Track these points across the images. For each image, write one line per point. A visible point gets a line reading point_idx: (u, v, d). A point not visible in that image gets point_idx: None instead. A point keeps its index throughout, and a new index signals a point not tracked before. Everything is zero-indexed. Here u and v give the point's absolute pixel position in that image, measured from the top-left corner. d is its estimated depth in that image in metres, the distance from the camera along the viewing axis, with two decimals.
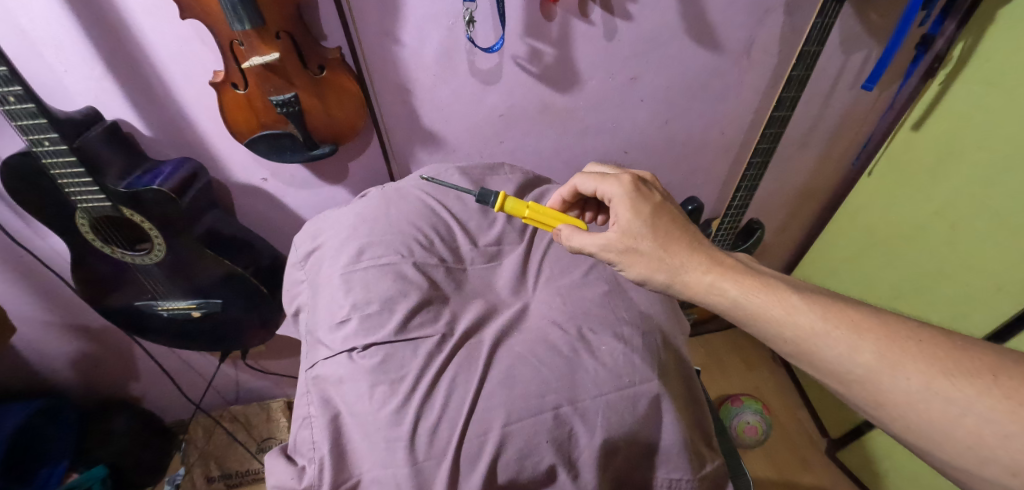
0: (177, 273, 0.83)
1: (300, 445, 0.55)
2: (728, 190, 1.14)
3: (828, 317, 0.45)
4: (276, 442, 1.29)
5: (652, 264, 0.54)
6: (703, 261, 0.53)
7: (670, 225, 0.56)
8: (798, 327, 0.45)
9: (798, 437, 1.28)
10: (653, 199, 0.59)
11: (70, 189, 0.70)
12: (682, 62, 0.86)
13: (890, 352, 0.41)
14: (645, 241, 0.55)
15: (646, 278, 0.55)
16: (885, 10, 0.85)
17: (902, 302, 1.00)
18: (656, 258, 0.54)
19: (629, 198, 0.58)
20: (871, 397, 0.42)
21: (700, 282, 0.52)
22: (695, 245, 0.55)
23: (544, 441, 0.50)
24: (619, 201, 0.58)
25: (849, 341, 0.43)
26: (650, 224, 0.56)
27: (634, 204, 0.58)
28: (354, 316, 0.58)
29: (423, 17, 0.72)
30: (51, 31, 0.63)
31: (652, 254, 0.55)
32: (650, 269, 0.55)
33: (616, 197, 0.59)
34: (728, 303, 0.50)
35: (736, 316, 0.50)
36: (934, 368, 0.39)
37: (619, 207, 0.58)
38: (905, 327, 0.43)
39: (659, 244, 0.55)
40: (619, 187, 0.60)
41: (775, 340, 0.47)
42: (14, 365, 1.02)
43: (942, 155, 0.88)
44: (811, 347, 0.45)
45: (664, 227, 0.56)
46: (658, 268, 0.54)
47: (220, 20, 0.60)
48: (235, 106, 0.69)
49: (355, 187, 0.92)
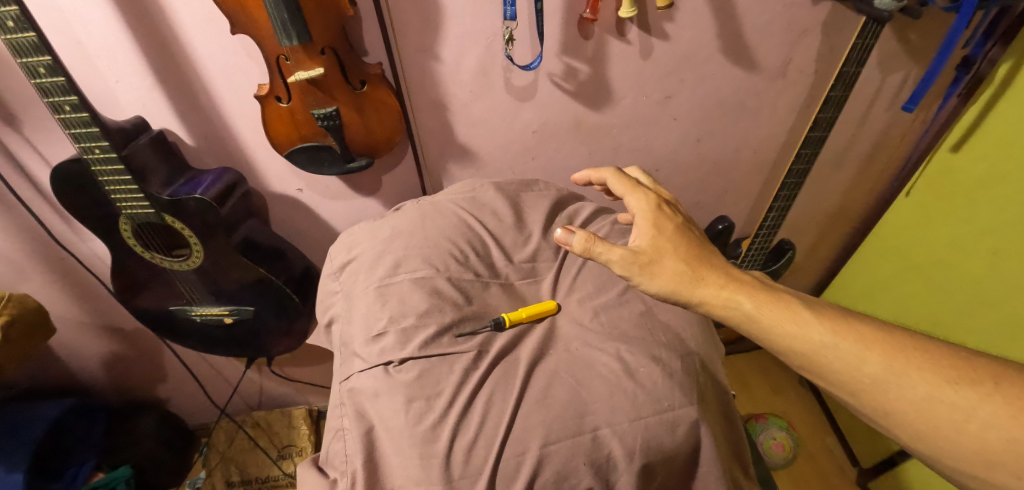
0: (213, 280, 0.85)
1: (333, 457, 0.56)
2: (759, 209, 1.12)
3: (835, 329, 0.44)
4: (296, 450, 1.30)
5: (673, 277, 0.51)
6: (719, 276, 0.50)
7: (693, 243, 0.53)
8: (807, 340, 0.44)
9: (826, 463, 1.24)
10: (676, 218, 0.56)
11: (117, 195, 0.71)
12: (717, 81, 0.86)
13: (896, 362, 0.41)
14: (668, 255, 0.52)
15: (667, 292, 0.51)
16: (926, 32, 0.83)
17: (937, 327, 0.97)
18: (678, 271, 0.51)
19: (654, 213, 0.56)
20: (880, 407, 0.42)
21: (717, 296, 0.49)
22: (715, 263, 0.52)
23: (582, 463, 0.49)
24: (644, 215, 0.56)
25: (856, 353, 0.43)
26: (674, 239, 0.53)
27: (656, 220, 0.55)
28: (391, 330, 0.58)
29: (462, 35, 0.73)
30: (106, 44, 0.65)
31: (674, 267, 0.51)
32: (671, 282, 0.51)
33: (641, 211, 0.56)
34: (742, 317, 0.48)
35: (749, 330, 0.48)
36: (938, 377, 0.40)
37: (641, 221, 0.55)
38: (910, 338, 0.43)
39: (681, 259, 0.52)
40: (645, 202, 0.57)
41: (785, 353, 0.46)
42: (51, 365, 1.05)
43: (987, 176, 0.85)
44: (821, 360, 0.44)
45: (685, 242, 0.53)
46: (680, 282, 0.50)
47: (268, 36, 0.62)
48: (278, 118, 0.71)
49: (388, 199, 0.93)
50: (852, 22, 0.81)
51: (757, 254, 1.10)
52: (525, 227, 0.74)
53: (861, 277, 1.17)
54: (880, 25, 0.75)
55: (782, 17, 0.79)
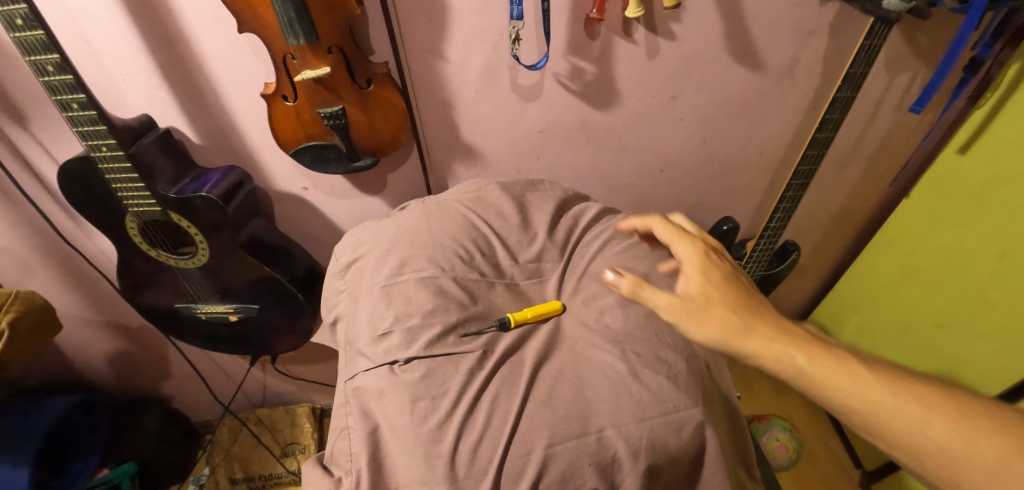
0: (219, 278, 0.85)
1: (337, 455, 0.56)
2: (764, 210, 1.12)
3: (897, 391, 0.45)
4: (299, 447, 1.30)
5: (722, 326, 0.51)
6: (771, 328, 0.51)
7: (741, 292, 0.54)
8: (868, 401, 0.45)
9: (828, 463, 1.25)
10: (724, 266, 0.57)
11: (124, 193, 0.72)
12: (723, 81, 0.86)
13: (964, 429, 0.42)
14: (716, 305, 0.53)
15: (715, 341, 0.51)
16: (935, 34, 0.83)
17: (946, 332, 0.97)
18: (727, 321, 0.51)
19: (701, 262, 0.57)
20: (946, 474, 0.42)
21: (769, 350, 0.49)
22: (766, 315, 0.52)
23: (587, 464, 0.49)
24: (691, 263, 0.57)
25: (921, 416, 0.43)
26: (722, 289, 0.54)
27: (704, 269, 0.56)
28: (396, 330, 0.58)
29: (468, 34, 0.73)
30: (114, 42, 0.65)
31: (722, 317, 0.52)
32: (719, 331, 0.51)
33: (689, 259, 0.58)
34: (798, 373, 0.48)
35: (803, 386, 0.48)
36: (1007, 446, 0.40)
37: (689, 269, 0.57)
38: (975, 405, 0.44)
39: (730, 308, 0.52)
40: (693, 250, 0.59)
41: (843, 413, 0.46)
42: (57, 361, 1.06)
43: (993, 180, 0.84)
44: (883, 422, 0.44)
45: (733, 292, 0.54)
46: (729, 333, 0.51)
47: (275, 35, 0.62)
48: (284, 117, 0.71)
49: (393, 198, 0.93)
50: (860, 23, 0.80)
51: (762, 255, 1.10)
52: (530, 227, 0.73)
53: (865, 278, 1.16)
54: (888, 27, 0.74)
55: (789, 18, 0.79)
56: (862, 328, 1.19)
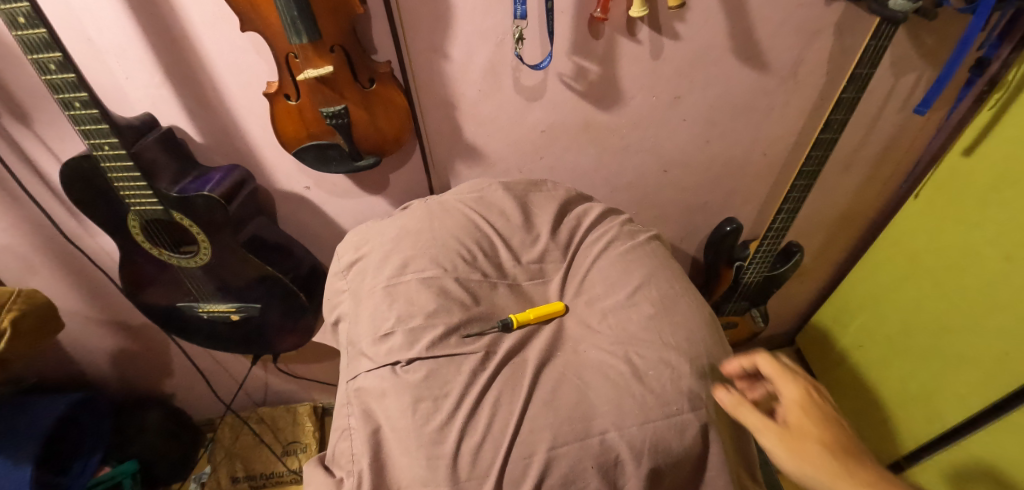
0: (221, 276, 0.85)
1: (339, 456, 0.56)
2: (768, 211, 1.11)
3: None
4: (301, 446, 1.30)
5: (824, 469, 0.47)
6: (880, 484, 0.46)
7: (848, 440, 0.50)
8: None
9: None
10: (831, 409, 0.53)
11: (126, 191, 0.71)
12: (727, 81, 0.85)
13: None
14: (820, 446, 0.49)
15: (813, 483, 0.47)
16: (942, 35, 0.82)
17: (952, 334, 0.96)
18: (829, 465, 0.48)
19: (806, 398, 0.53)
20: None
21: None
22: (876, 469, 0.48)
23: (590, 466, 0.49)
24: (795, 399, 0.53)
25: None
26: (829, 432, 0.50)
27: (809, 407, 0.52)
28: (398, 330, 0.58)
29: (472, 34, 0.73)
30: (116, 40, 0.65)
31: (825, 460, 0.48)
32: (819, 473, 0.47)
33: (792, 393, 0.54)
34: None
35: None
36: None
37: (791, 405, 0.53)
38: None
39: (835, 455, 0.48)
40: (798, 383, 0.55)
41: None
42: (59, 359, 1.06)
43: (996, 182, 0.84)
44: None
45: (839, 437, 0.50)
46: (832, 479, 0.47)
47: (278, 34, 0.62)
48: (287, 116, 0.71)
49: (396, 197, 0.93)
50: (865, 23, 0.80)
51: (765, 256, 1.09)
52: (534, 227, 0.73)
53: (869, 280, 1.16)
54: (894, 27, 0.74)
55: (794, 18, 0.78)
56: (865, 330, 1.19)
